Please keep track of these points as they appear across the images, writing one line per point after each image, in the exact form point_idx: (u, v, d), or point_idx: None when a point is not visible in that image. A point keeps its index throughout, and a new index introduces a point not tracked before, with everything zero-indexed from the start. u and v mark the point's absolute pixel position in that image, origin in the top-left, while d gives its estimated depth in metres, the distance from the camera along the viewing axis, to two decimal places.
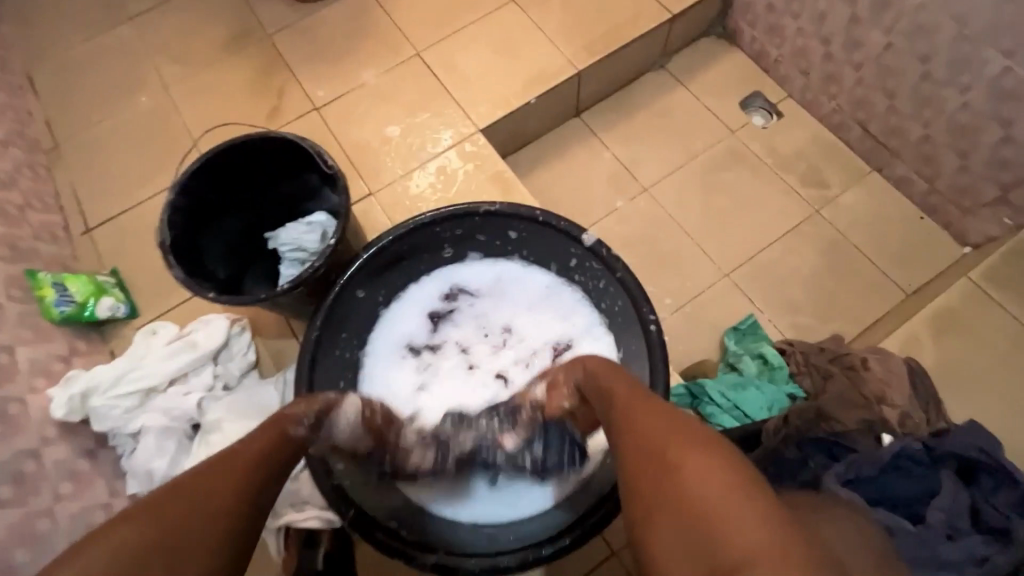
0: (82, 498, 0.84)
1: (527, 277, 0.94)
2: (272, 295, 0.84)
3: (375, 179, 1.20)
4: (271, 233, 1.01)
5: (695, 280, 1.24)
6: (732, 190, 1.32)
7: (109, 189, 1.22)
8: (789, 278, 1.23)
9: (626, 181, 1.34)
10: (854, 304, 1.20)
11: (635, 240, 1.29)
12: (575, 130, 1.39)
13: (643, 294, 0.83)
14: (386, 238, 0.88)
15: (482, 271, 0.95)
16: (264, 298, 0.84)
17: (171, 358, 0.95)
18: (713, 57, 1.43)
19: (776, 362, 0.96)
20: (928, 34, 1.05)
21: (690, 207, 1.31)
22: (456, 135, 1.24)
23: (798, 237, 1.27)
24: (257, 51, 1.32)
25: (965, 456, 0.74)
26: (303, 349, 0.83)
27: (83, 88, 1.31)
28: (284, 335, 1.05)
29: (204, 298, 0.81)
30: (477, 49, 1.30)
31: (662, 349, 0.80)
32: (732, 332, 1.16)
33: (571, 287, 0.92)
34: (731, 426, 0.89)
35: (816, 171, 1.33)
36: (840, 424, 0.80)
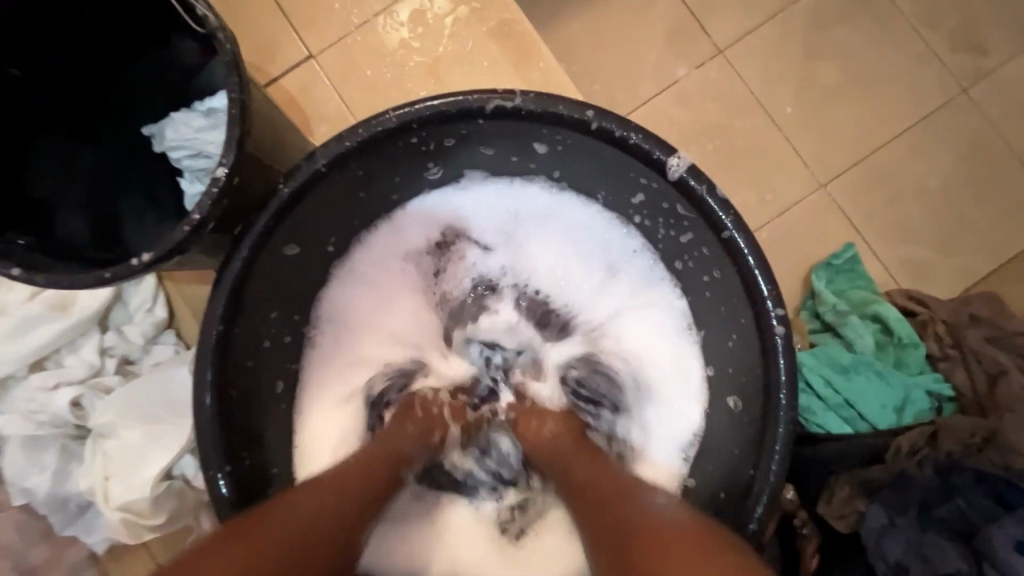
0: None
1: (557, 202, 0.61)
2: (131, 267, 0.48)
3: (313, 31, 0.77)
4: (150, 131, 0.64)
5: (779, 191, 0.89)
6: (848, 54, 0.90)
7: None
8: (909, 191, 0.89)
9: (694, 37, 0.91)
10: (991, 231, 0.88)
11: (700, 129, 0.89)
12: None
13: (763, 267, 0.49)
14: (328, 152, 0.50)
15: (491, 203, 0.61)
16: (112, 274, 0.48)
17: (30, 328, 0.64)
18: None
19: (907, 336, 0.67)
20: None
21: (785, 79, 0.90)
22: None
23: (931, 131, 0.89)
24: None
25: None
26: (198, 352, 0.49)
27: None
28: (204, 284, 0.70)
29: (9, 272, 0.47)
30: None
31: (790, 358, 0.49)
32: (825, 268, 0.84)
33: (633, 240, 0.59)
34: (840, 432, 0.64)
35: (974, 27, 0.90)
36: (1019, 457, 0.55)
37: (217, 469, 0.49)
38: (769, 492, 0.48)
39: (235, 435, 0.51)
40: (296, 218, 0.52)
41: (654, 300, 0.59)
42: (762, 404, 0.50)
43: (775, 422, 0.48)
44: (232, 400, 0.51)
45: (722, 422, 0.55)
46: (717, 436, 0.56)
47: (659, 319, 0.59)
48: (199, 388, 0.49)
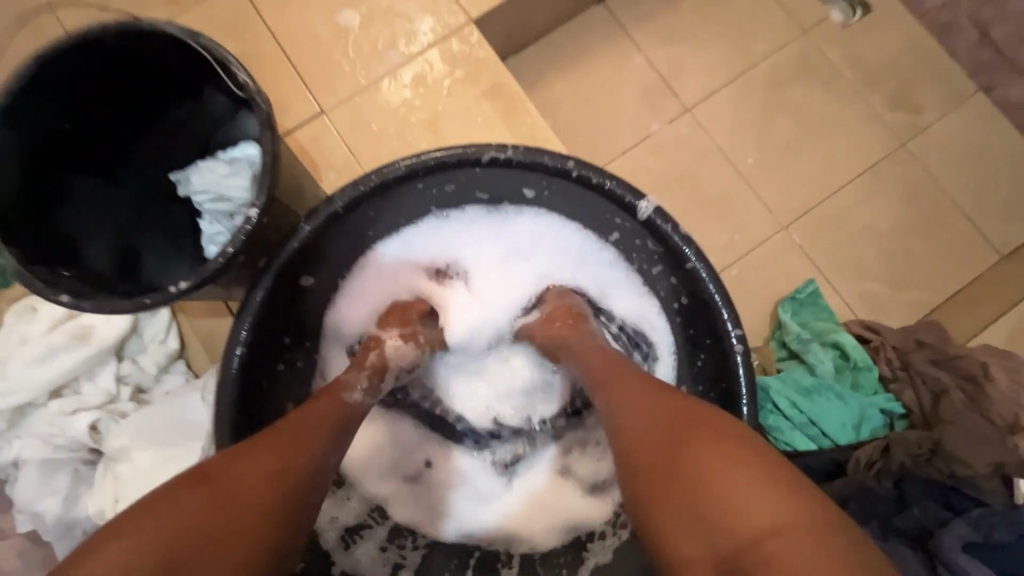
0: None
1: (551, 235, 0.67)
2: (163, 294, 0.54)
3: (326, 91, 0.86)
4: (177, 175, 0.70)
5: (745, 232, 0.98)
6: (800, 113, 1.02)
7: None
8: (862, 232, 0.98)
9: (665, 97, 1.02)
10: (938, 267, 0.97)
11: (671, 177, 1.00)
12: (600, 22, 1.03)
13: (723, 295, 0.56)
14: (342, 197, 0.57)
15: (481, 231, 0.68)
16: (146, 304, 0.53)
17: (51, 358, 0.68)
18: None
19: (863, 361, 0.74)
20: None
21: (746, 133, 1.01)
22: (440, 27, 0.88)
23: (877, 179, 1.00)
24: None
25: None
26: (221, 376, 0.54)
27: None
28: (217, 316, 0.76)
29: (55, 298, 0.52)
30: None
31: (749, 376, 0.55)
32: (789, 302, 0.92)
33: (613, 264, 0.66)
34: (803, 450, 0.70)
35: (909, 91, 1.02)
36: (963, 464, 0.61)
37: None
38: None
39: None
40: (312, 256, 0.59)
41: (642, 313, 0.65)
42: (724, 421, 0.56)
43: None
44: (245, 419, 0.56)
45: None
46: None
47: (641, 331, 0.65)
48: (219, 405, 0.54)
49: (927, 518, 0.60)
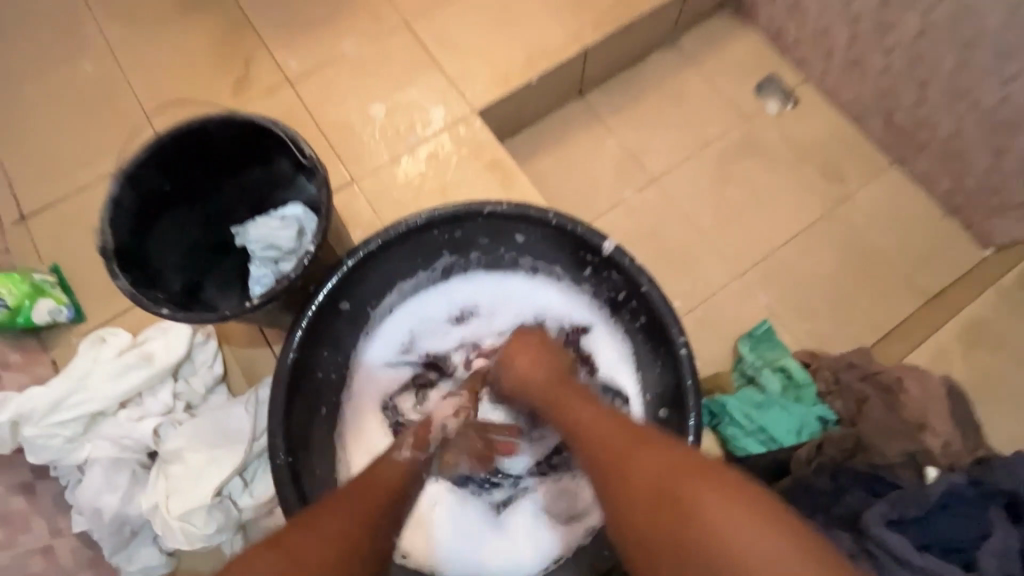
0: (17, 543, 0.72)
1: (536, 285, 0.85)
2: (240, 308, 0.71)
3: (357, 166, 1.07)
4: (237, 229, 0.86)
5: (706, 280, 1.15)
6: (746, 183, 1.23)
7: (45, 171, 1.07)
8: (806, 280, 1.15)
9: (635, 171, 1.23)
10: (872, 309, 1.13)
11: (641, 235, 1.19)
12: (579, 112, 1.27)
13: (670, 312, 0.71)
14: (376, 240, 0.74)
15: (482, 286, 0.86)
16: (227, 315, 0.70)
17: (120, 375, 0.81)
18: (728, 37, 1.32)
19: (803, 379, 0.87)
20: (976, 17, 0.96)
21: (703, 199, 1.22)
22: (450, 117, 1.10)
23: (815, 236, 1.19)
24: (219, 12, 1.16)
25: (1017, 493, 0.68)
26: (277, 373, 0.69)
27: (13, 53, 1.14)
28: (256, 345, 0.91)
29: (158, 314, 0.68)
30: (472, 19, 1.16)
31: (693, 375, 0.70)
32: (747, 338, 1.07)
33: (589, 307, 0.83)
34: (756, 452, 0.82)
35: (835, 165, 1.24)
36: (881, 456, 0.73)
37: (281, 459, 0.67)
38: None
39: (291, 435, 0.69)
40: (350, 286, 0.75)
41: (608, 345, 0.82)
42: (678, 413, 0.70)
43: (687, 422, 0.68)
44: (294, 412, 0.70)
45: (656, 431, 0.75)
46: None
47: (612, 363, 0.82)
48: (274, 402, 0.68)
49: (854, 502, 0.71)
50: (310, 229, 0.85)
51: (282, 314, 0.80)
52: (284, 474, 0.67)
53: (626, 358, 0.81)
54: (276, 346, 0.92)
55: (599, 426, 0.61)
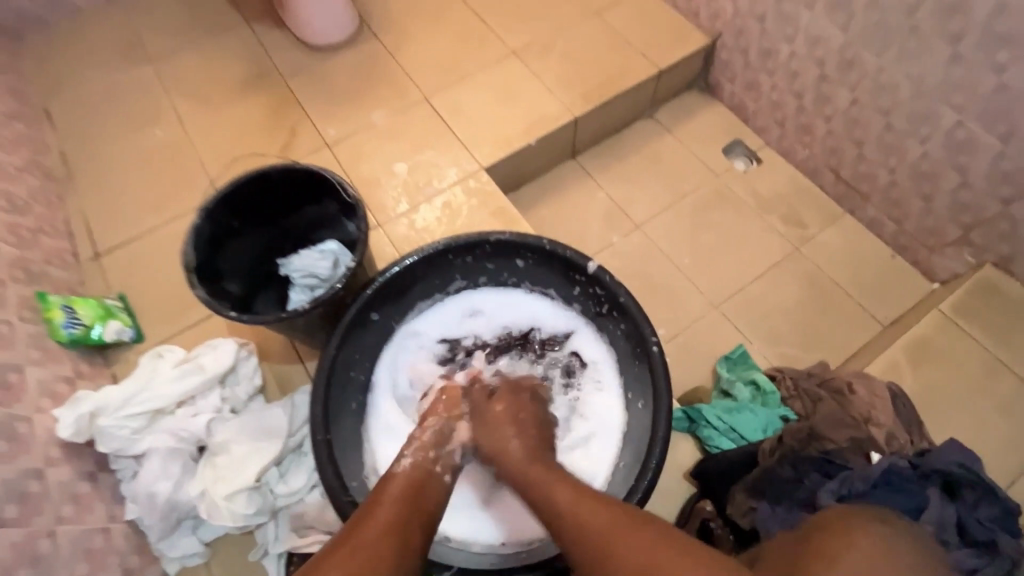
0: (83, 521, 0.83)
1: (537, 299, 0.99)
2: (292, 314, 0.87)
3: (383, 213, 1.26)
4: (283, 260, 1.03)
5: (685, 311, 1.31)
6: (717, 229, 1.41)
7: (119, 218, 1.26)
8: (774, 310, 1.30)
9: (620, 219, 1.42)
10: (834, 336, 1.28)
11: (627, 272, 1.35)
12: (571, 170, 1.48)
13: (644, 317, 0.86)
14: (403, 260, 0.91)
15: (490, 298, 1.00)
16: (283, 317, 0.87)
17: (178, 380, 0.95)
18: (696, 109, 1.55)
19: (769, 388, 1.02)
20: (889, 91, 1.17)
21: (680, 242, 1.39)
22: (461, 173, 1.31)
23: (781, 273, 1.35)
24: (271, 91, 1.41)
25: (948, 473, 0.79)
26: (321, 364, 0.85)
27: (99, 124, 1.38)
28: (290, 361, 1.06)
29: (227, 317, 0.84)
30: (480, 96, 1.40)
31: (664, 369, 0.84)
32: (724, 360, 1.21)
33: (577, 317, 0.97)
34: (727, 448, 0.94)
35: (795, 213, 1.42)
36: (831, 443, 0.86)
37: (320, 436, 0.80)
38: (662, 446, 0.78)
39: (327, 418, 0.83)
40: (380, 299, 0.91)
41: (595, 354, 0.95)
42: (654, 402, 0.82)
43: (662, 407, 0.81)
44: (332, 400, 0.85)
45: (638, 421, 0.87)
46: (635, 431, 0.87)
47: (598, 363, 0.94)
48: (317, 388, 0.83)
49: (810, 484, 0.83)
50: (344, 261, 1.02)
51: (320, 327, 0.96)
52: (323, 449, 0.80)
53: (610, 363, 0.94)
54: (308, 362, 1.06)
55: (578, 505, 0.64)
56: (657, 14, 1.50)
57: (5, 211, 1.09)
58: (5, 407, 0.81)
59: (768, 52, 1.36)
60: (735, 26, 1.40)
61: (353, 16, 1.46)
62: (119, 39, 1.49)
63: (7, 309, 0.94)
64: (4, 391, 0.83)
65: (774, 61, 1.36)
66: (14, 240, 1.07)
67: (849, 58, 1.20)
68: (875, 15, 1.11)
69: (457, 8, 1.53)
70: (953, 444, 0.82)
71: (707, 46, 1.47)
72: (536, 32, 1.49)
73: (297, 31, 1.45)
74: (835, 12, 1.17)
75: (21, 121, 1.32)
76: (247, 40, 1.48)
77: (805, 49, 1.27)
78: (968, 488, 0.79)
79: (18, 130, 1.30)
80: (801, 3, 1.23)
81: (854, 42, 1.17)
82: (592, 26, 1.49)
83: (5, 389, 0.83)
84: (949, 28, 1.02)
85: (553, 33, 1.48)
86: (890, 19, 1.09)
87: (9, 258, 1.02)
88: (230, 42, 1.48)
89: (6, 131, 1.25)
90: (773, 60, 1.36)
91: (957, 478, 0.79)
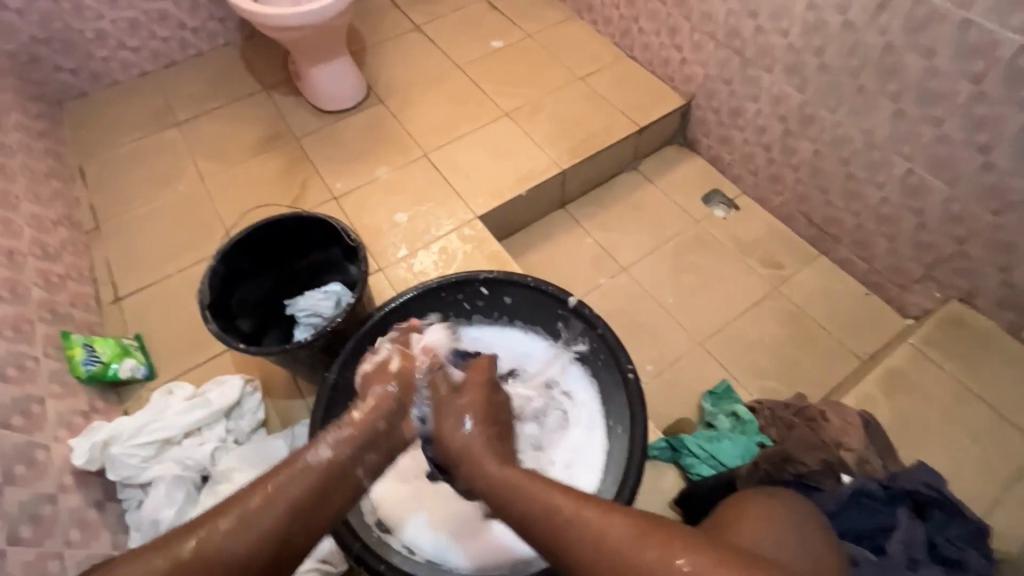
0: (89, 546, 0.86)
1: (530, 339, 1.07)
2: (294, 346, 0.95)
3: (383, 258, 1.36)
4: (290, 300, 1.12)
5: (670, 348, 1.37)
6: (698, 270, 1.49)
7: (140, 264, 1.37)
8: (755, 347, 1.36)
9: (607, 262, 1.51)
10: (813, 371, 1.33)
11: (614, 312, 1.43)
12: (561, 218, 1.59)
13: (621, 347, 0.93)
14: (399, 297, 1.00)
15: (490, 337, 1.08)
16: (287, 348, 0.95)
17: (186, 412, 1.02)
18: (676, 161, 1.68)
19: (747, 417, 1.08)
20: (846, 143, 1.28)
21: (664, 283, 1.47)
22: (456, 221, 1.42)
23: (761, 311, 1.42)
24: (285, 150, 1.55)
25: (917, 493, 0.83)
26: (319, 392, 0.92)
27: (128, 180, 1.51)
28: (291, 397, 1.12)
29: (234, 349, 0.92)
30: (475, 152, 1.53)
31: (640, 396, 0.90)
32: (709, 395, 1.26)
33: (568, 354, 1.04)
34: (707, 475, 0.99)
35: (772, 254, 1.50)
36: (802, 465, 0.90)
37: None
38: (636, 467, 0.84)
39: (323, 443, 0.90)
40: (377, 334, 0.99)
41: (582, 392, 1.01)
42: (630, 426, 0.88)
43: (636, 431, 0.87)
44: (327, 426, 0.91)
45: (617, 447, 0.92)
46: (613, 456, 0.92)
47: (585, 398, 1.01)
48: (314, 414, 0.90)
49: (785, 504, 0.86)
50: (345, 300, 1.10)
51: (321, 360, 1.04)
52: None
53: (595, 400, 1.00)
54: (309, 397, 1.12)
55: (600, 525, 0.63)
56: (636, 79, 1.66)
57: (37, 257, 1.20)
58: (26, 435, 0.87)
59: (737, 110, 1.49)
60: (706, 88, 1.54)
61: (361, 84, 1.62)
62: (150, 107, 1.66)
63: (33, 345, 1.02)
64: (26, 420, 0.89)
65: (742, 118, 1.49)
66: (44, 283, 1.17)
67: (808, 114, 1.32)
68: (826, 77, 1.24)
69: (456, 75, 1.70)
70: (922, 466, 0.86)
71: (683, 106, 1.61)
72: (526, 96, 1.64)
73: (311, 97, 1.62)
74: (791, 75, 1.31)
75: (57, 179, 1.45)
76: (266, 106, 1.64)
77: (769, 107, 1.40)
78: (937, 507, 0.82)
79: (55, 186, 1.43)
80: (762, 68, 1.37)
81: (810, 101, 1.30)
82: (577, 90, 1.65)
83: (27, 419, 0.90)
84: (890, 88, 1.14)
85: (541, 97, 1.64)
86: (839, 80, 1.22)
87: (38, 300, 1.11)
88: (250, 108, 1.64)
89: (44, 187, 1.38)
90: (742, 117, 1.49)
91: (927, 497, 0.83)
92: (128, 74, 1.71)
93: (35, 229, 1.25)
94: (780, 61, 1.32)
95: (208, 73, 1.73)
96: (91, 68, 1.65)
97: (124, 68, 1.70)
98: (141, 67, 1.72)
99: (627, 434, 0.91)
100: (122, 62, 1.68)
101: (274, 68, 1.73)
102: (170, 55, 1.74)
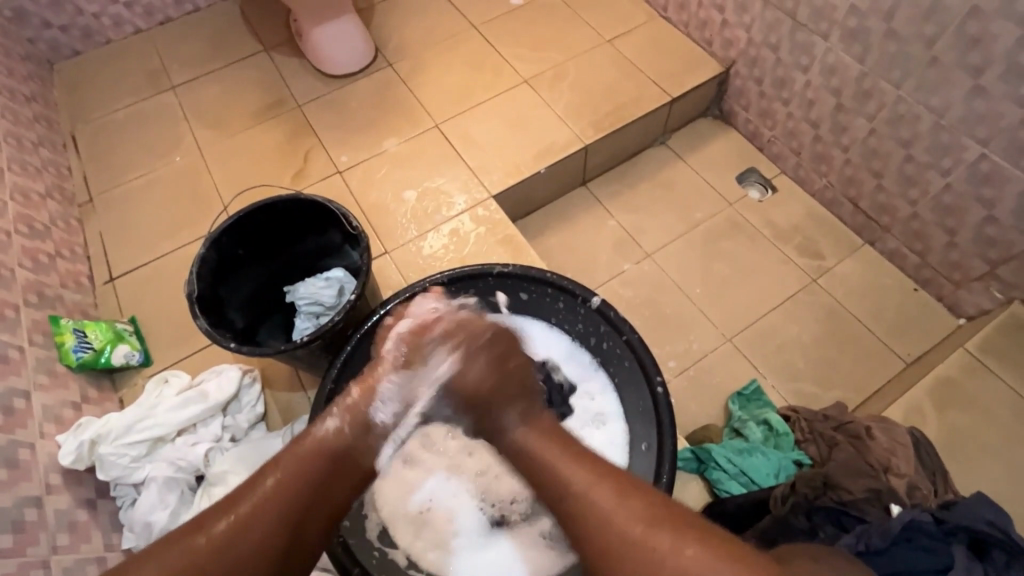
0: (78, 550, 0.82)
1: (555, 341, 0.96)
2: (291, 345, 0.88)
3: (391, 240, 1.27)
4: (289, 288, 1.04)
5: (698, 344, 1.27)
6: (731, 258, 1.37)
7: (134, 242, 1.29)
8: (788, 345, 1.27)
9: (631, 247, 1.40)
10: (850, 373, 1.23)
11: (638, 304, 1.32)
12: (581, 198, 1.47)
13: (649, 356, 0.88)
14: (401, 295, 0.92)
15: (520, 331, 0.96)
16: (284, 347, 0.88)
17: (181, 408, 0.97)
18: (710, 136, 1.53)
19: (782, 429, 1.05)
20: (909, 121, 1.13)
21: (693, 271, 1.36)
22: (470, 201, 1.31)
23: (799, 306, 1.31)
24: (288, 118, 1.44)
25: (976, 530, 0.75)
26: (316, 395, 0.86)
27: (121, 150, 1.42)
28: (292, 390, 1.06)
29: (226, 348, 0.86)
30: (492, 123, 1.41)
31: (669, 410, 0.85)
32: (736, 397, 1.18)
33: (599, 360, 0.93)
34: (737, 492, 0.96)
35: (812, 242, 1.38)
36: (847, 492, 0.88)
37: None
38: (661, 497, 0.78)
39: None
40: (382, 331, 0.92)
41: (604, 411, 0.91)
42: (658, 444, 0.83)
43: (663, 447, 0.83)
44: None
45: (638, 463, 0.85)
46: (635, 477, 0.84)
47: (608, 417, 0.90)
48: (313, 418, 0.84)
49: (825, 537, 0.84)
50: (348, 288, 1.01)
51: (322, 356, 0.97)
52: None
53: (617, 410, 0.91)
54: (310, 390, 1.06)
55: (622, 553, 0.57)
56: (670, 43, 1.50)
57: (23, 235, 1.12)
58: (8, 434, 0.82)
59: (783, 80, 1.33)
60: (749, 54, 1.38)
61: (368, 46, 1.49)
62: (145, 68, 1.54)
63: (18, 334, 0.95)
64: (9, 418, 0.84)
65: (789, 90, 1.34)
66: (31, 264, 1.10)
67: (866, 88, 1.17)
68: (892, 46, 1.09)
69: (472, 37, 1.55)
70: (985, 501, 0.77)
71: (721, 74, 1.46)
72: (547, 60, 1.50)
73: (314, 60, 1.49)
74: (851, 43, 1.15)
75: (46, 147, 1.36)
76: (267, 69, 1.52)
77: (820, 78, 1.25)
78: (999, 548, 0.74)
79: (44, 155, 1.33)
80: (816, 33, 1.21)
81: (871, 72, 1.15)
82: (604, 54, 1.50)
83: (11, 417, 0.84)
84: (970, 59, 0.99)
85: (564, 61, 1.49)
86: (910, 49, 1.06)
87: (24, 282, 1.05)
88: (251, 70, 1.52)
89: (32, 156, 1.29)
90: (789, 88, 1.34)
91: (988, 536, 0.74)
92: (120, 31, 1.58)
93: (21, 203, 1.17)
94: (839, 27, 1.16)
95: (205, 31, 1.61)
96: (82, 24, 1.53)
97: (117, 25, 1.57)
98: (134, 25, 1.59)
99: (653, 453, 0.83)
100: (114, 18, 1.55)
101: (276, 27, 1.59)
102: (164, 11, 1.60)
